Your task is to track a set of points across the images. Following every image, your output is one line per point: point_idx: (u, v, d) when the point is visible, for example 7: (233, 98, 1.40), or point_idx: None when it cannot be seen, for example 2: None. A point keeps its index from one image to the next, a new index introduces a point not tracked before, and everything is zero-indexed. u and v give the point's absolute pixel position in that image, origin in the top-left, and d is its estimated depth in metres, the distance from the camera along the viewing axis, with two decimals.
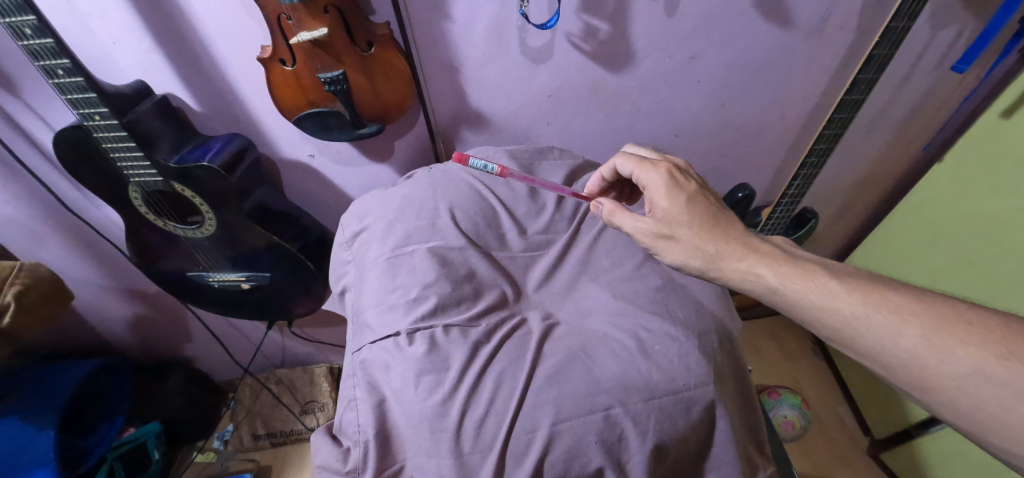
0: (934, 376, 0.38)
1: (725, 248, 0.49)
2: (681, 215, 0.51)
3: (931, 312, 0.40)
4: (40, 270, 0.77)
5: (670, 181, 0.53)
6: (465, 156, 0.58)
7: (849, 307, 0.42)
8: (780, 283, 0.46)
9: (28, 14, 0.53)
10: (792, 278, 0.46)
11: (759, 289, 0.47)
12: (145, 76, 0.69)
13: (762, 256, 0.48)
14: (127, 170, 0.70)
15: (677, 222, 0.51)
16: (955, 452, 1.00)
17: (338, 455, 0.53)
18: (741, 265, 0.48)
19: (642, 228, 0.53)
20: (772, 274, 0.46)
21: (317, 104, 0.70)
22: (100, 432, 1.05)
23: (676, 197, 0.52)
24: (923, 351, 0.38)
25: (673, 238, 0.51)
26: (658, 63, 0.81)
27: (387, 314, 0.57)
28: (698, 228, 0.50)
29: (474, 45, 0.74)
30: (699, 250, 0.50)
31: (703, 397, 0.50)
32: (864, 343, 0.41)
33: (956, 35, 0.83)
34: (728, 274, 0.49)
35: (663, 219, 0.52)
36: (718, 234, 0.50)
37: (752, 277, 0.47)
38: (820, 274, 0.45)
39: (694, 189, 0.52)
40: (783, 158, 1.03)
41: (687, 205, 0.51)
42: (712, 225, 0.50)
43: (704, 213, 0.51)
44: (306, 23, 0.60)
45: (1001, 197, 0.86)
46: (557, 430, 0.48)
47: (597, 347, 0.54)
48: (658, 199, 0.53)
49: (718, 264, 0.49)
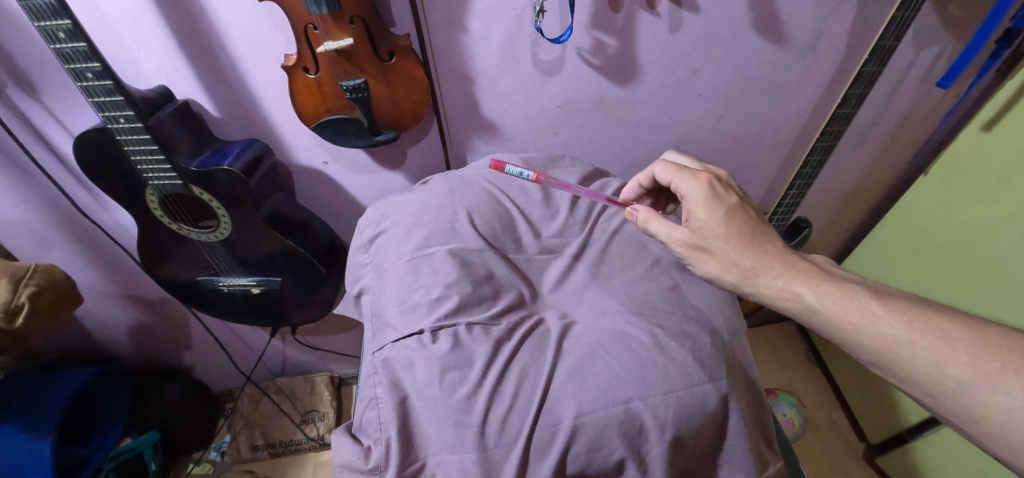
0: (984, 408, 0.39)
1: (762, 265, 0.52)
2: (718, 228, 0.54)
3: (981, 340, 0.41)
4: (53, 272, 0.78)
5: (709, 193, 0.56)
6: (501, 164, 0.64)
7: (891, 330, 0.44)
8: (817, 302, 0.48)
9: (64, 18, 0.55)
10: (831, 298, 0.48)
11: (795, 308, 0.50)
12: (168, 82, 0.71)
13: (801, 275, 0.50)
14: (147, 173, 0.71)
15: (713, 234, 0.54)
16: (948, 453, 1.03)
17: (359, 453, 0.54)
18: (778, 283, 0.50)
19: (677, 237, 0.56)
20: (811, 293, 0.48)
21: (336, 111, 0.72)
22: (95, 442, 1.02)
23: (714, 209, 0.55)
24: (971, 380, 0.40)
25: (708, 251, 0.54)
26: (661, 78, 0.85)
27: (409, 313, 0.59)
28: (735, 243, 0.53)
29: (489, 57, 0.77)
30: (735, 264, 0.53)
31: (716, 391, 0.52)
32: (907, 368, 0.43)
33: (938, 54, 0.88)
34: (764, 291, 0.51)
35: (698, 230, 0.55)
36: (755, 249, 0.52)
37: (789, 295, 0.50)
38: (861, 296, 0.47)
39: (734, 202, 0.56)
40: (778, 170, 1.07)
41: (724, 217, 0.54)
42: (749, 241, 0.53)
43: (740, 227, 0.54)
44: (333, 33, 0.62)
45: (986, 206, 0.90)
46: (579, 423, 0.49)
47: (615, 344, 0.56)
48: (696, 210, 0.56)
49: (753, 280, 0.52)
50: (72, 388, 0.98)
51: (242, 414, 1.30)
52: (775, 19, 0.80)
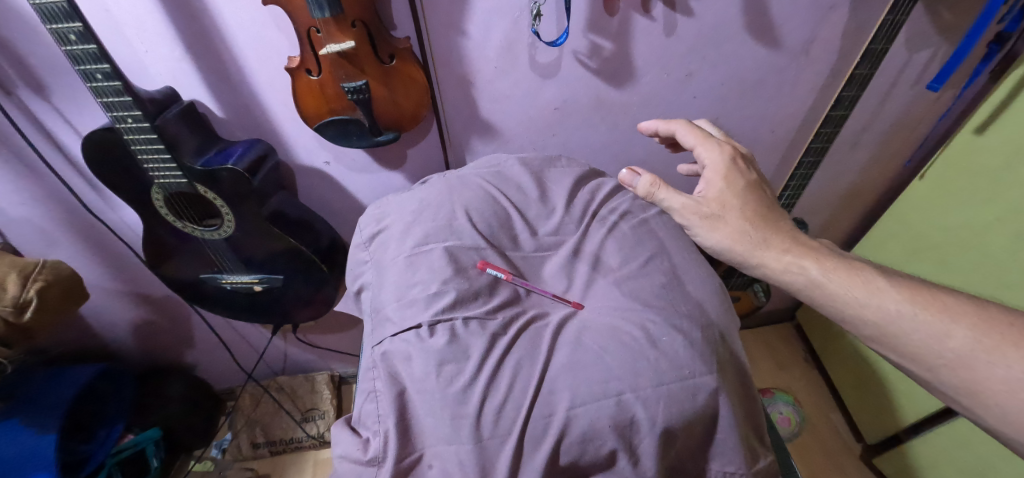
0: (982, 378, 0.43)
1: (772, 238, 0.54)
2: (735, 199, 0.56)
3: (979, 315, 0.46)
4: (61, 268, 0.79)
5: (731, 164, 0.58)
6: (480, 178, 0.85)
7: (895, 305, 0.48)
8: (823, 277, 0.51)
9: (76, 21, 0.57)
10: (836, 274, 0.51)
11: (800, 282, 0.52)
12: (174, 83, 0.73)
13: (808, 251, 0.53)
14: (153, 172, 0.73)
15: (728, 204, 0.56)
16: (943, 452, 1.04)
17: (359, 445, 0.56)
18: (785, 257, 0.53)
19: (690, 205, 0.57)
20: (818, 268, 0.51)
21: (338, 112, 0.74)
22: (99, 438, 1.04)
23: (733, 181, 0.57)
24: (971, 352, 0.44)
25: (722, 219, 0.55)
26: (658, 80, 0.87)
27: (408, 308, 0.60)
28: (749, 215, 0.55)
29: (487, 60, 0.79)
30: (746, 236, 0.54)
31: (707, 385, 0.53)
32: (909, 341, 0.47)
33: (930, 57, 0.90)
34: (771, 263, 0.53)
35: (715, 198, 0.56)
36: (767, 224, 0.55)
37: (797, 268, 0.52)
38: (867, 273, 0.50)
39: (753, 178, 0.58)
40: (773, 171, 1.09)
41: (741, 191, 0.56)
42: (761, 216, 0.55)
43: (755, 204, 0.56)
44: (334, 36, 0.64)
45: (979, 206, 0.91)
46: (572, 414, 0.51)
47: (608, 338, 0.57)
48: (715, 180, 0.57)
49: (761, 251, 0.53)
50: (76, 385, 0.99)
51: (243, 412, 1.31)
52: (768, 22, 0.82)
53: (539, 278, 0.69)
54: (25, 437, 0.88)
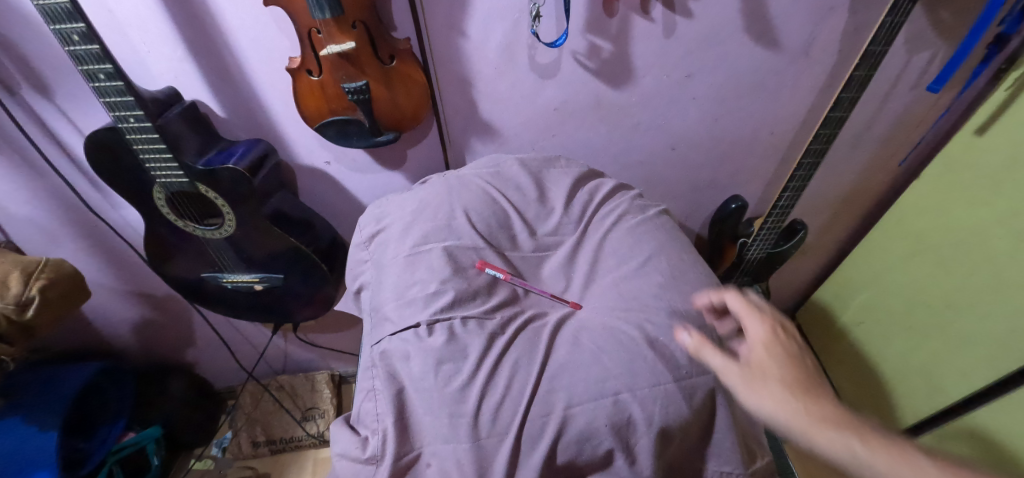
0: None
1: (812, 407, 0.45)
2: (775, 368, 0.48)
3: None
4: (63, 267, 0.80)
5: (773, 335, 0.51)
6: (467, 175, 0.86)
7: None
8: (868, 455, 0.41)
9: (78, 21, 0.57)
10: (882, 454, 0.41)
11: (845, 460, 0.42)
12: (176, 83, 0.73)
13: (849, 423, 0.43)
14: (155, 171, 0.73)
15: (771, 373, 0.48)
16: (943, 456, 1.04)
17: (357, 443, 0.56)
18: (828, 430, 0.43)
19: (732, 369, 0.48)
20: (861, 446, 0.42)
21: (338, 112, 0.74)
22: (98, 437, 1.04)
23: (777, 353, 0.49)
24: None
25: (762, 384, 0.47)
26: (657, 81, 0.87)
27: (406, 308, 0.61)
28: (792, 387, 0.46)
29: (487, 61, 0.79)
30: (789, 405, 0.45)
31: (703, 384, 0.54)
32: None
33: (929, 59, 0.90)
34: (816, 442, 0.43)
35: (756, 365, 0.49)
36: (807, 396, 0.46)
37: (839, 444, 0.42)
38: (911, 452, 0.41)
39: (799, 352, 0.50)
40: (773, 173, 1.09)
41: (788, 365, 0.48)
42: (804, 389, 0.46)
43: (797, 368, 0.48)
44: (335, 37, 0.64)
45: (979, 209, 0.91)
46: (569, 413, 0.51)
47: (605, 337, 0.57)
48: (758, 349, 0.50)
49: (801, 424, 0.44)
50: (78, 382, 1.00)
51: (243, 410, 1.32)
52: (767, 23, 0.82)
53: (537, 278, 0.69)
54: (33, 437, 0.89)
